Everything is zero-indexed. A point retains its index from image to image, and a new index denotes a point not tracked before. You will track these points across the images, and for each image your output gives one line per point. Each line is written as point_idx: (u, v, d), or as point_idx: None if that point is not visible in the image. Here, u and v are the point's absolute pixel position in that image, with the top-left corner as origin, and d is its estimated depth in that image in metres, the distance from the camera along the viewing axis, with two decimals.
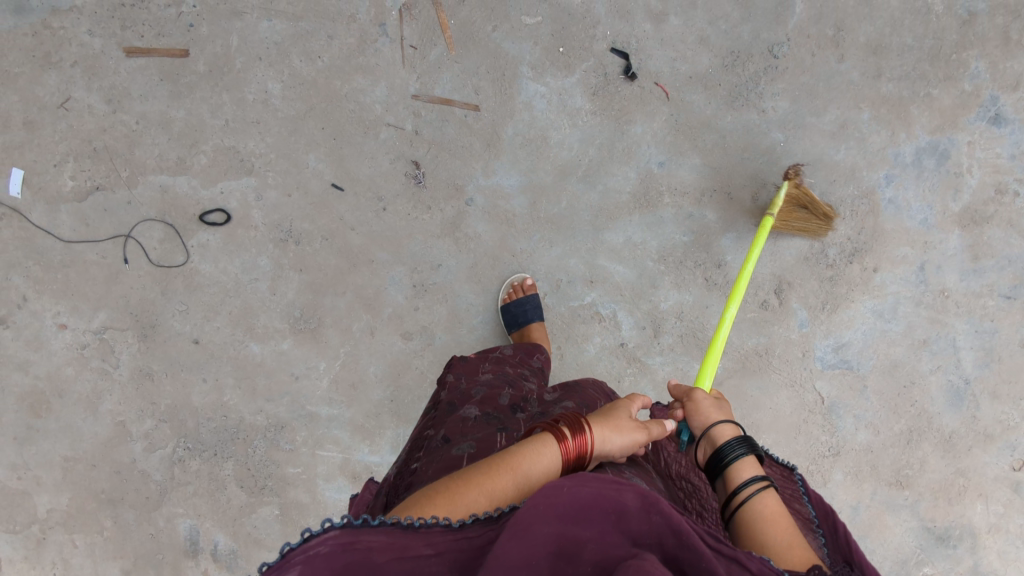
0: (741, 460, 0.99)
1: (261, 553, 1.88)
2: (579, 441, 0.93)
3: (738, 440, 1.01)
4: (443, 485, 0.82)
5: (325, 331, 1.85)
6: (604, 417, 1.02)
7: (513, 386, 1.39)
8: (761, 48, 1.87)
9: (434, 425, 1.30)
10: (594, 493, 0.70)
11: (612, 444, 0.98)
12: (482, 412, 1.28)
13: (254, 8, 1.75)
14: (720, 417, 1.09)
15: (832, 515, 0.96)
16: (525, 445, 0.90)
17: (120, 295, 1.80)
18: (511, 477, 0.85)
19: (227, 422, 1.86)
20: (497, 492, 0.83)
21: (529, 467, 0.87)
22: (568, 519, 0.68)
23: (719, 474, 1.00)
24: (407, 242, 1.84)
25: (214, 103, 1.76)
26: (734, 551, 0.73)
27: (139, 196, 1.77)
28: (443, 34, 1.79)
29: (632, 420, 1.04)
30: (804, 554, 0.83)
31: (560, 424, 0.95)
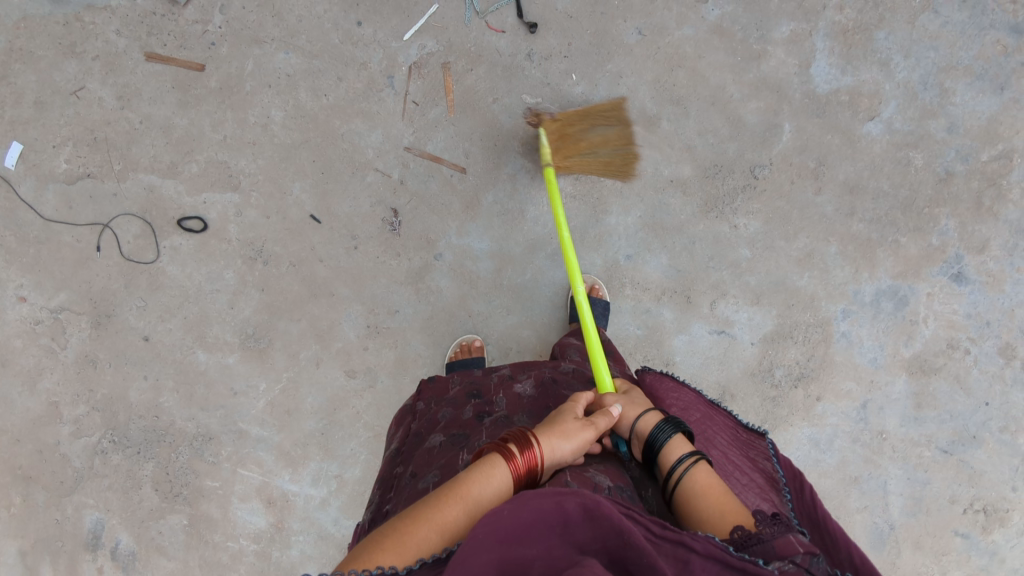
0: (670, 440, 1.11)
1: (160, 560, 1.90)
2: (525, 458, 0.99)
3: (665, 424, 1.13)
4: (393, 528, 0.87)
5: (272, 353, 1.89)
6: (548, 427, 1.09)
7: (478, 398, 1.43)
8: (743, 167, 1.93)
9: (403, 462, 1.34)
10: (535, 511, 0.74)
11: (561, 453, 1.06)
12: (447, 436, 1.31)
13: (275, 39, 1.86)
14: (640, 411, 1.20)
15: (799, 476, 1.13)
16: (474, 472, 0.96)
17: (85, 280, 1.85)
18: (461, 507, 0.91)
19: (157, 423, 1.88)
20: (447, 523, 0.89)
21: (478, 492, 0.93)
22: (511, 542, 0.72)
23: (653, 459, 1.12)
24: (370, 283, 1.89)
25: (217, 118, 1.85)
26: (678, 535, 0.81)
27: (125, 190, 1.84)
28: (446, 96, 1.88)
29: (576, 421, 1.13)
30: (737, 517, 0.96)
31: (507, 444, 1.02)
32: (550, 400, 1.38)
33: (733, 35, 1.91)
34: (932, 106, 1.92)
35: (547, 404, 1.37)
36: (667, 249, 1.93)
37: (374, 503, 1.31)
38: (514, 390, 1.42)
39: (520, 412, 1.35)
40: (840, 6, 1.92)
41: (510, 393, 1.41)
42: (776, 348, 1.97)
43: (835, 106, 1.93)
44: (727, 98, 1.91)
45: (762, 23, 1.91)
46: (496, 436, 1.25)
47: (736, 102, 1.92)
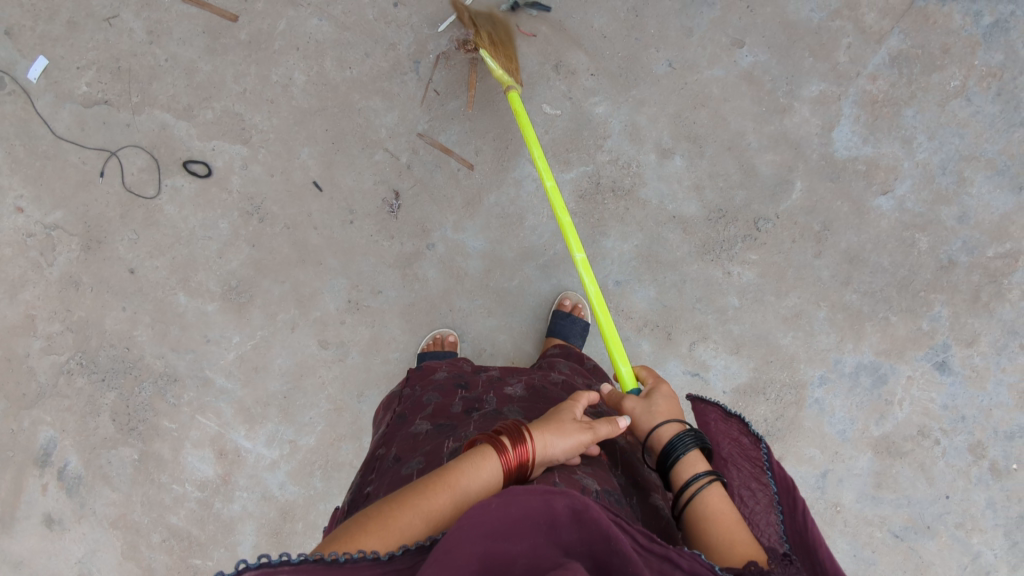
0: (686, 455, 1.03)
1: (103, 489, 1.93)
2: (519, 453, 0.96)
3: (682, 436, 1.04)
4: (377, 510, 0.84)
5: (251, 309, 1.91)
6: (546, 422, 1.05)
7: (468, 392, 1.42)
8: (747, 217, 1.93)
9: (386, 444, 1.32)
10: (523, 507, 0.72)
11: (555, 451, 1.02)
12: (434, 424, 1.30)
13: (310, 5, 1.88)
14: (662, 421, 1.13)
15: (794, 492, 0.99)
16: (464, 462, 0.93)
17: (83, 202, 1.89)
18: (448, 496, 0.87)
19: (126, 355, 1.91)
20: (432, 511, 0.85)
21: (466, 483, 0.90)
22: (497, 535, 0.69)
23: (666, 470, 1.05)
24: (359, 260, 1.91)
25: (240, 70, 1.88)
26: (666, 549, 0.79)
27: (139, 123, 1.88)
28: (467, 91, 1.89)
29: (576, 422, 1.09)
30: (746, 553, 0.88)
31: (500, 436, 0.98)
32: (540, 398, 1.37)
33: (762, 84, 1.91)
34: (947, 192, 1.91)
35: (538, 402, 1.36)
36: (657, 282, 1.94)
37: (354, 488, 1.27)
38: (505, 390, 1.42)
39: (510, 406, 1.34)
40: (873, 75, 1.91)
41: (500, 392, 1.41)
42: (746, 401, 1.96)
43: (851, 173, 1.92)
44: (744, 145, 1.92)
45: (793, 78, 1.91)
46: (485, 428, 1.22)
47: (752, 151, 1.92)
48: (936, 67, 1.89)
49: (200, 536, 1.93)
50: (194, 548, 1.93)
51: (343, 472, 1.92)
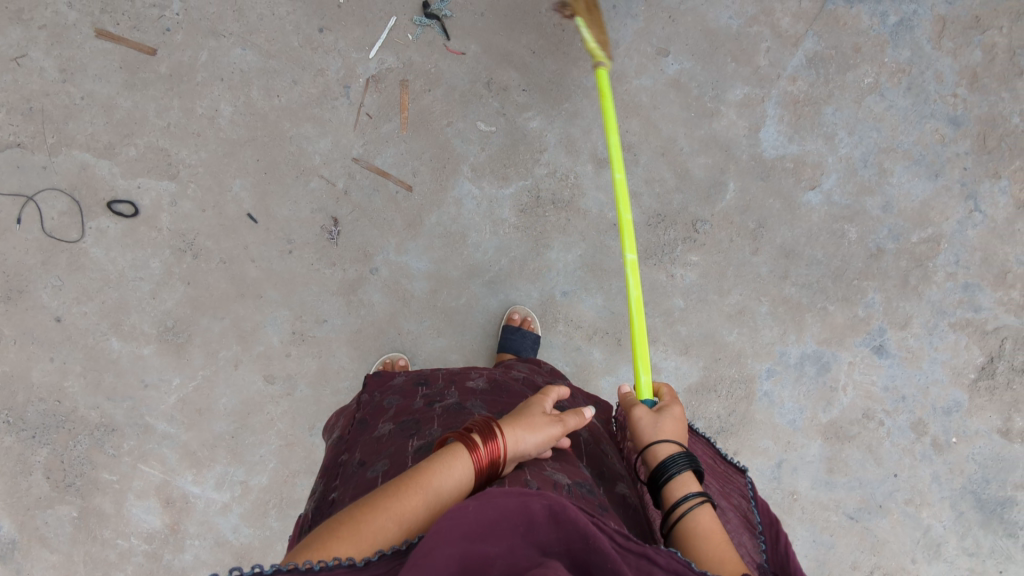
0: (679, 478, 1.04)
1: (42, 551, 1.84)
2: (488, 449, 0.96)
3: (677, 456, 1.06)
4: (349, 516, 0.83)
5: (189, 349, 1.85)
6: (515, 418, 1.06)
7: (430, 389, 1.40)
8: (685, 220, 1.97)
9: (348, 450, 1.29)
10: (499, 510, 0.74)
11: (525, 446, 1.02)
12: (397, 424, 1.28)
13: (233, 34, 1.84)
14: (662, 436, 1.13)
15: (776, 525, 1.07)
16: (435, 462, 0.92)
17: (0, 251, 1.80)
18: (421, 498, 0.87)
19: (58, 408, 1.83)
20: (406, 514, 0.85)
21: (439, 483, 0.90)
22: (474, 536, 0.71)
23: (657, 487, 1.06)
24: (301, 290, 1.87)
25: (163, 104, 1.82)
26: (642, 547, 0.79)
27: (57, 165, 1.80)
28: (401, 113, 1.88)
29: (544, 416, 1.10)
30: (736, 568, 0.90)
31: (470, 435, 0.98)
32: (502, 391, 1.37)
33: (689, 90, 1.96)
34: (870, 184, 2.00)
35: (501, 395, 1.36)
36: (604, 290, 1.95)
37: (317, 495, 1.24)
38: (467, 384, 1.41)
39: (473, 399, 1.33)
40: (793, 77, 1.98)
41: (462, 385, 1.40)
42: (698, 399, 1.99)
43: (780, 171, 1.99)
44: (676, 150, 1.96)
45: (717, 83, 1.97)
46: (449, 425, 1.21)
47: (685, 155, 1.97)
48: (849, 65, 1.99)
49: None
50: None
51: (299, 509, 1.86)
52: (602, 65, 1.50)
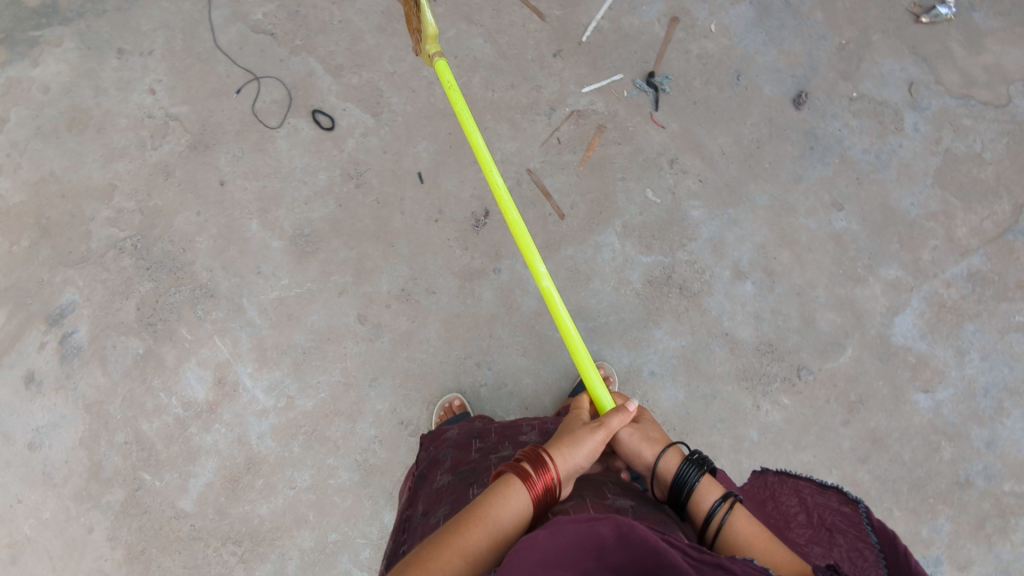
0: (698, 488, 1.05)
1: (98, 368, 1.94)
2: (543, 479, 1.00)
3: (685, 464, 1.06)
4: (416, 557, 0.86)
5: (311, 259, 1.97)
6: (560, 441, 1.11)
7: (484, 441, 1.46)
8: (793, 361, 1.98)
9: (412, 506, 1.35)
10: (569, 537, 0.77)
11: (574, 467, 1.07)
12: (454, 475, 1.33)
13: (483, 27, 2.06)
14: (652, 451, 1.14)
15: (891, 532, 0.86)
16: (490, 495, 0.97)
17: (210, 109, 2.01)
18: (482, 529, 0.90)
19: (178, 254, 1.97)
20: (468, 546, 0.88)
21: (498, 513, 0.94)
22: (547, 564, 0.73)
23: (681, 503, 1.06)
24: (427, 257, 1.98)
25: (399, 55, 2.04)
26: (716, 559, 0.79)
27: (291, 63, 2.03)
28: (586, 150, 2.02)
29: (588, 431, 1.14)
30: (799, 567, 0.86)
31: (521, 465, 1.03)
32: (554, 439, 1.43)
33: (848, 249, 2.02)
34: (982, 413, 1.96)
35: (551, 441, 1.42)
36: (688, 388, 1.96)
37: (388, 552, 1.28)
38: (520, 434, 1.47)
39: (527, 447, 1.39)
40: (947, 282, 2.01)
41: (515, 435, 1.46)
42: None
43: (900, 360, 1.98)
44: (811, 297, 2.00)
45: (875, 255, 2.02)
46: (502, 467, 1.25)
47: (817, 304, 2.00)
48: (1006, 297, 2.00)
49: (161, 453, 1.92)
50: (152, 463, 1.92)
51: (321, 446, 1.93)
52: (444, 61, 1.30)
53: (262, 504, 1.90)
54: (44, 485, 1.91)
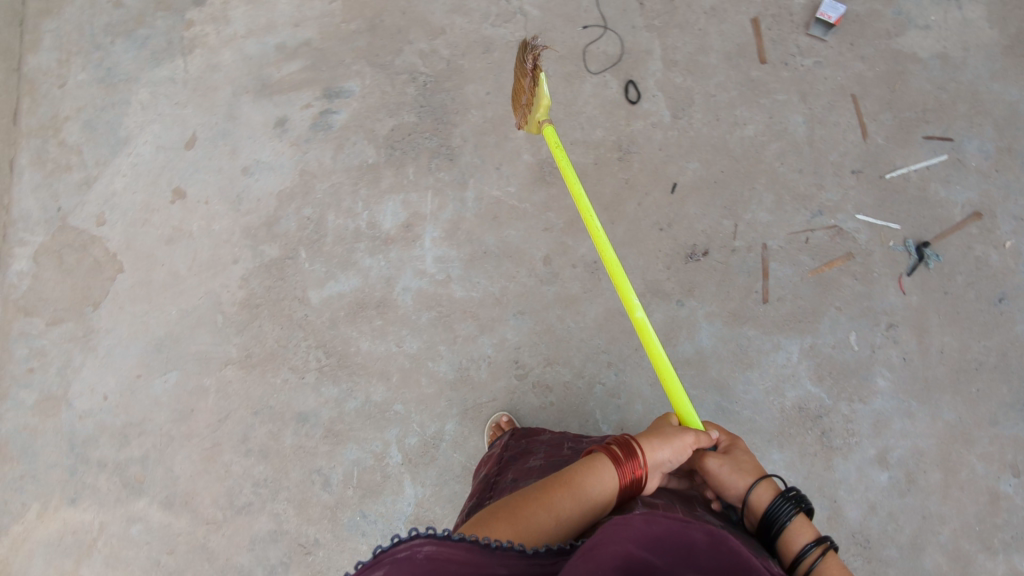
0: (791, 526, 1.08)
1: (332, 151, 2.15)
2: (633, 467, 1.09)
3: (780, 501, 1.10)
4: (508, 509, 1.00)
5: (542, 188, 2.09)
6: (652, 437, 1.18)
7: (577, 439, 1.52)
8: (877, 568, 1.83)
9: (500, 474, 1.50)
10: (662, 528, 0.83)
11: (662, 464, 1.14)
12: (544, 459, 1.46)
13: (809, 110, 2.10)
14: (742, 480, 1.16)
15: None
16: (580, 470, 1.08)
17: (553, 26, 2.18)
18: (570, 496, 1.02)
19: (450, 113, 2.15)
20: (556, 508, 1.01)
21: (588, 486, 1.05)
22: (640, 544, 0.79)
23: (771, 538, 1.10)
24: (631, 251, 2.03)
25: (725, 85, 2.12)
26: None
27: (638, 35, 2.16)
28: (824, 263, 2.01)
29: (683, 437, 1.20)
30: None
31: (613, 450, 1.12)
32: None
33: (1000, 515, 1.85)
34: None
35: None
36: None
37: (473, 507, 1.43)
38: None
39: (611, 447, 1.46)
40: None
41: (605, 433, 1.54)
42: None
43: None
44: (935, 529, 1.85)
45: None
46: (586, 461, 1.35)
47: (936, 540, 1.84)
48: None
49: (327, 245, 2.10)
50: (316, 247, 2.10)
51: (443, 331, 2.03)
52: (547, 124, 1.56)
53: (367, 339, 2.04)
54: (232, 205, 2.14)
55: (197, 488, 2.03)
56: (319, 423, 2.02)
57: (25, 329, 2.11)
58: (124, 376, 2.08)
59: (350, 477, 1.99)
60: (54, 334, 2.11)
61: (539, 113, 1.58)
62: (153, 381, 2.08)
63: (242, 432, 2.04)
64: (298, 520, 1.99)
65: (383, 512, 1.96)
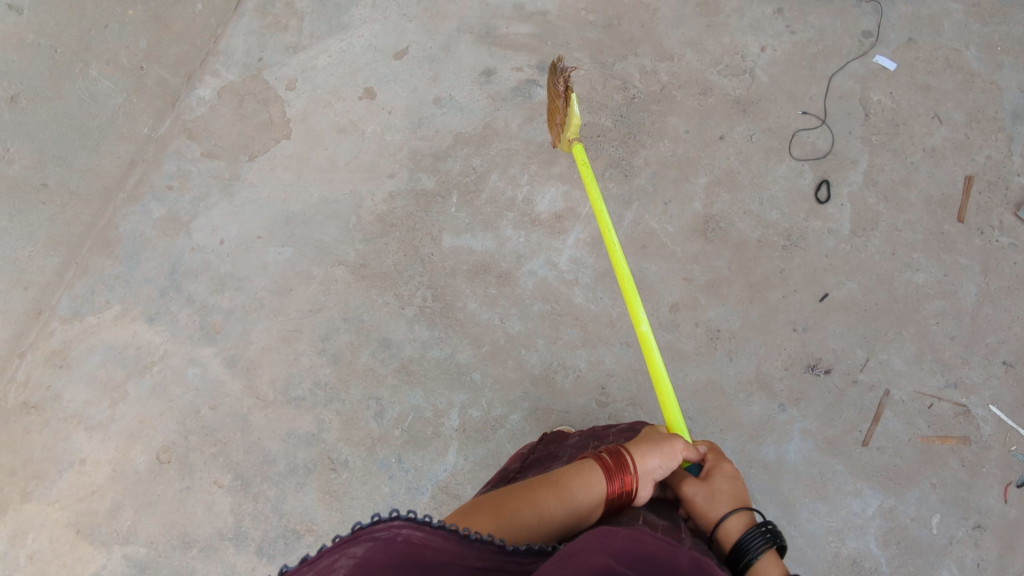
0: (760, 561, 1.02)
1: (521, 119, 2.16)
2: (622, 477, 1.07)
3: (755, 536, 1.04)
4: (493, 505, 1.01)
5: (699, 239, 2.05)
6: (641, 444, 1.14)
7: (601, 439, 1.43)
8: None
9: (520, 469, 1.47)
10: (645, 547, 0.80)
11: (651, 472, 1.10)
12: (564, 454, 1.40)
13: (989, 286, 1.99)
14: (720, 507, 1.10)
15: None
16: (572, 475, 1.07)
17: (775, 97, 2.13)
18: (556, 499, 1.02)
19: (643, 133, 2.13)
20: (541, 508, 1.02)
21: (577, 492, 1.05)
22: (622, 559, 0.76)
23: (737, 571, 1.04)
24: (757, 337, 1.99)
25: (916, 225, 2.03)
26: None
27: (852, 141, 2.09)
28: (938, 435, 1.92)
29: (670, 447, 1.15)
30: None
31: (607, 458, 1.10)
32: None
33: None
34: None
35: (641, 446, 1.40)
36: None
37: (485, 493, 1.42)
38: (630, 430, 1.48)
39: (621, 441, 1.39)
40: None
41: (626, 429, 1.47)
42: None
43: None
44: None
45: None
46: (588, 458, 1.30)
47: None
48: None
49: (479, 201, 2.11)
50: (469, 198, 2.12)
51: (548, 327, 2.02)
52: (574, 141, 1.58)
53: (476, 301, 2.05)
54: (411, 126, 2.17)
55: (262, 361, 2.05)
56: (398, 356, 2.03)
57: (182, 150, 2.18)
58: (246, 231, 2.13)
59: (403, 418, 1.99)
60: (204, 166, 2.17)
61: (569, 132, 1.59)
62: (269, 248, 2.12)
63: (325, 331, 2.06)
64: (338, 435, 1.99)
65: (418, 466, 1.96)
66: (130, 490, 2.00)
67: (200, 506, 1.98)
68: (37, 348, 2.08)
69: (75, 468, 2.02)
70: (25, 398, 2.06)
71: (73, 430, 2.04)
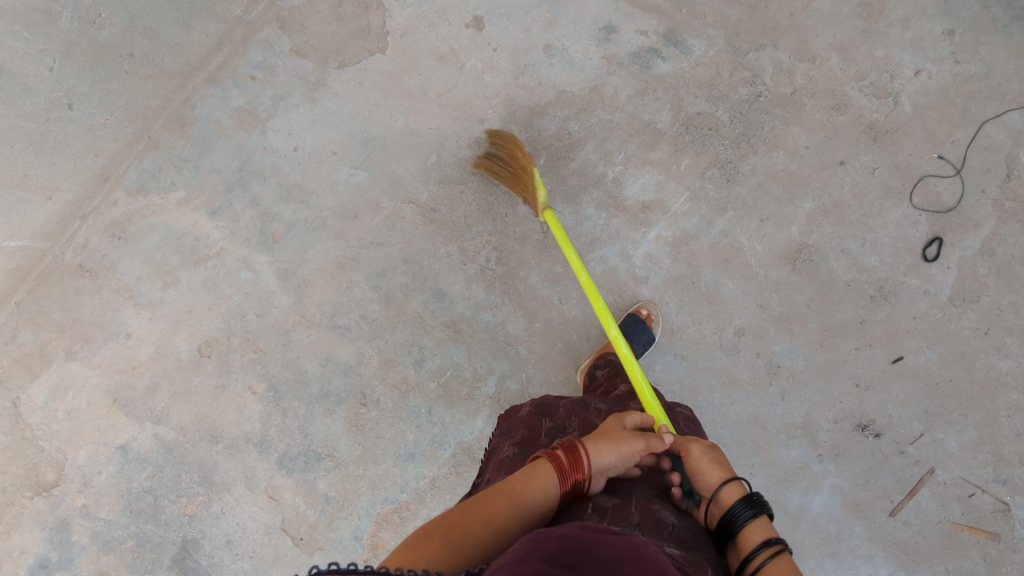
0: (747, 527, 1.12)
1: (633, 91, 1.98)
2: (574, 472, 1.09)
3: (748, 503, 1.13)
4: (438, 522, 0.98)
5: (786, 268, 1.94)
6: (598, 437, 1.18)
7: (552, 420, 1.39)
8: None
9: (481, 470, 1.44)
10: (577, 542, 0.83)
11: (606, 468, 1.14)
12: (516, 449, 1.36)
13: None
14: (715, 474, 1.19)
15: None
16: (520, 475, 1.09)
17: (914, 132, 1.93)
18: (504, 504, 1.04)
19: (759, 139, 1.95)
20: (489, 519, 1.01)
21: (526, 493, 1.06)
22: (554, 557, 0.78)
23: (727, 534, 1.14)
24: (815, 383, 1.92)
25: (1020, 309, 1.89)
26: None
27: (983, 201, 1.91)
28: (968, 525, 1.88)
29: (630, 436, 1.21)
30: None
31: (558, 454, 1.12)
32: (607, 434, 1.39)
33: None
34: None
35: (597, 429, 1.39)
36: None
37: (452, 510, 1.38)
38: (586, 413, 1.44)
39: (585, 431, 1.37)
40: None
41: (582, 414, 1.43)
42: None
43: None
44: None
45: None
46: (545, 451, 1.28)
47: None
48: None
49: (566, 171, 1.99)
50: (558, 163, 1.99)
51: (605, 319, 1.96)
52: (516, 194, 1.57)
53: (539, 274, 1.98)
54: (514, 71, 2.00)
55: (314, 282, 2.03)
56: (450, 310, 2.00)
57: (271, 40, 2.04)
58: (321, 144, 2.03)
59: (442, 373, 1.99)
60: (291, 63, 2.04)
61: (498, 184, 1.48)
62: (342, 167, 2.03)
63: (382, 267, 2.01)
64: (375, 372, 2.01)
65: (446, 422, 1.98)
66: (169, 374, 2.05)
67: (232, 406, 2.04)
68: (99, 214, 2.05)
69: (121, 341, 2.06)
70: (82, 261, 2.06)
71: (122, 303, 2.06)
